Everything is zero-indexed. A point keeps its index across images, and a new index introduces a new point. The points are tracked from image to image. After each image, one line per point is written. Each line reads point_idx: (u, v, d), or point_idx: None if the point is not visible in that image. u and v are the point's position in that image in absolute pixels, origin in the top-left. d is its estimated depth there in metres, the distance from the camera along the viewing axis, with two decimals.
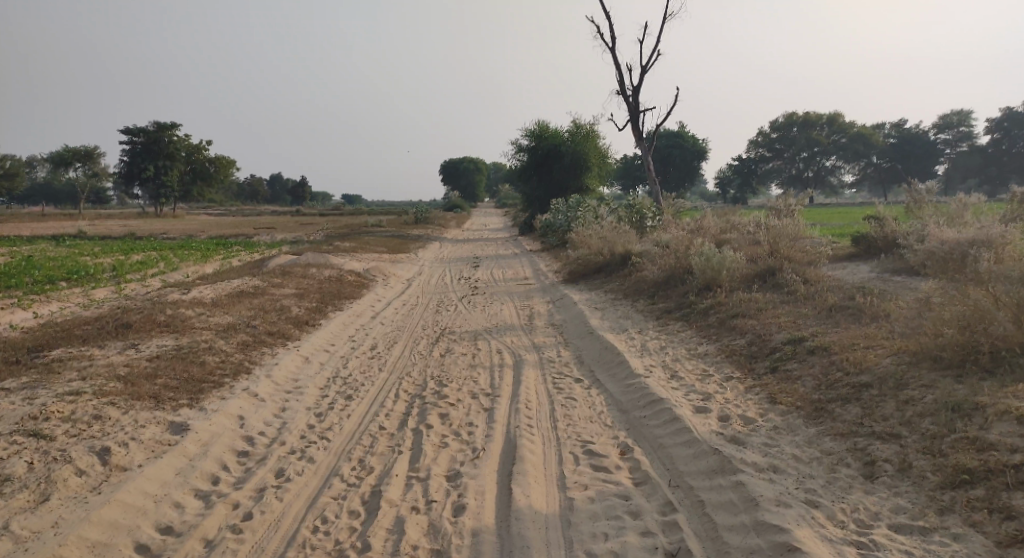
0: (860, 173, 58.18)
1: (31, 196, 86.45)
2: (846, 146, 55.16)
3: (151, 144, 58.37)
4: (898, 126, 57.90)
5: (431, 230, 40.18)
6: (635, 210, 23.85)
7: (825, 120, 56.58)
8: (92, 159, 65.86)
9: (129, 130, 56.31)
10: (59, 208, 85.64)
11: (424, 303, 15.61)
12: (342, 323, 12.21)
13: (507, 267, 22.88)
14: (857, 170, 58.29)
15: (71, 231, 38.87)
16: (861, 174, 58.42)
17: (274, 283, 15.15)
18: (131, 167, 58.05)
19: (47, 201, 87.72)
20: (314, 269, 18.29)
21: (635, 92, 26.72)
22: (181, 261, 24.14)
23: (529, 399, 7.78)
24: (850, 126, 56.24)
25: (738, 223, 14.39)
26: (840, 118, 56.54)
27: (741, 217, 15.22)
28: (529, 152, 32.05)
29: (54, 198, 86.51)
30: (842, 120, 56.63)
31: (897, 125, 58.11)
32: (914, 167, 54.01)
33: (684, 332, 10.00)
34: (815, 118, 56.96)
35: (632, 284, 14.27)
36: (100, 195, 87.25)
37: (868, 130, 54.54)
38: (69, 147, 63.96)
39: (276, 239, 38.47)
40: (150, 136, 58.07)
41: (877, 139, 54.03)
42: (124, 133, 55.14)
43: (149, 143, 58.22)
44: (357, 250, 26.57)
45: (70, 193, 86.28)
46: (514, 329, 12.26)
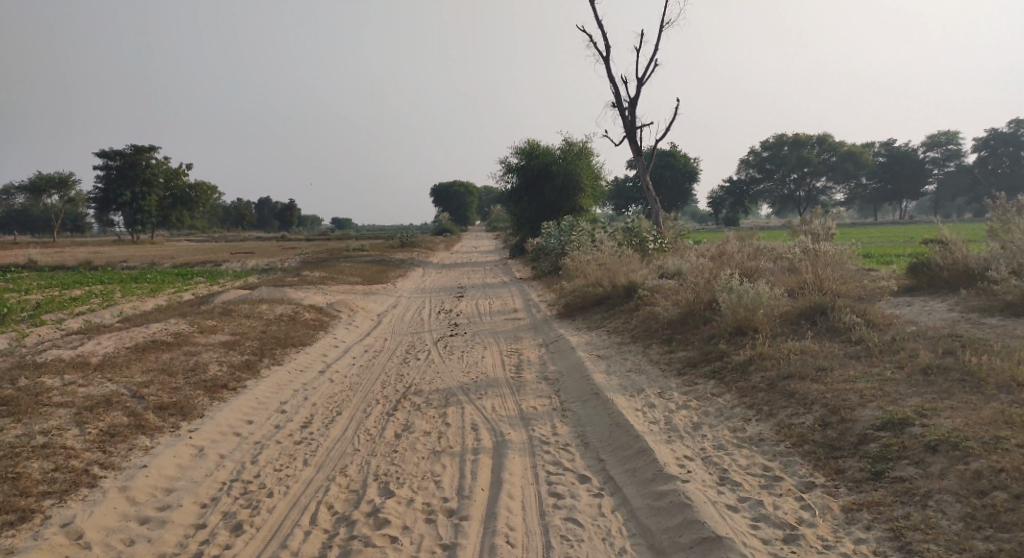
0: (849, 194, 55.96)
1: (11, 221, 83.56)
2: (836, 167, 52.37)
3: (127, 168, 55.55)
4: (888, 146, 56.09)
5: (415, 255, 37.63)
6: (634, 233, 21.60)
7: (815, 140, 53.41)
8: (67, 184, 63.11)
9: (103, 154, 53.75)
10: (39, 235, 82.84)
11: (391, 348, 13.05)
12: (275, 379, 10.01)
13: (494, 297, 20.42)
14: (847, 191, 55.79)
15: (25, 261, 36.16)
16: (851, 194, 55.97)
17: (207, 328, 12.59)
18: (106, 193, 55.27)
19: (25, 228, 85.09)
20: (264, 307, 15.67)
21: (631, 105, 24.62)
22: (126, 296, 21.50)
23: (515, 528, 5.33)
24: (841, 145, 53.45)
25: (767, 251, 11.98)
26: (829, 137, 53.74)
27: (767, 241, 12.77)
28: (517, 172, 29.75)
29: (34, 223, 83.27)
30: (831, 139, 54.09)
31: (887, 145, 56.22)
32: (902, 189, 53.88)
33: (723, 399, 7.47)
34: (804, 138, 53.54)
35: (642, 325, 11.82)
36: (79, 221, 84.13)
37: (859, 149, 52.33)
38: (43, 173, 61.16)
39: (248, 266, 35.85)
40: (126, 160, 55.38)
41: (868, 158, 52.46)
42: (98, 157, 52.47)
43: (125, 167, 55.46)
44: (328, 279, 24.06)
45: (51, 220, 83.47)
46: (496, 386, 9.77)
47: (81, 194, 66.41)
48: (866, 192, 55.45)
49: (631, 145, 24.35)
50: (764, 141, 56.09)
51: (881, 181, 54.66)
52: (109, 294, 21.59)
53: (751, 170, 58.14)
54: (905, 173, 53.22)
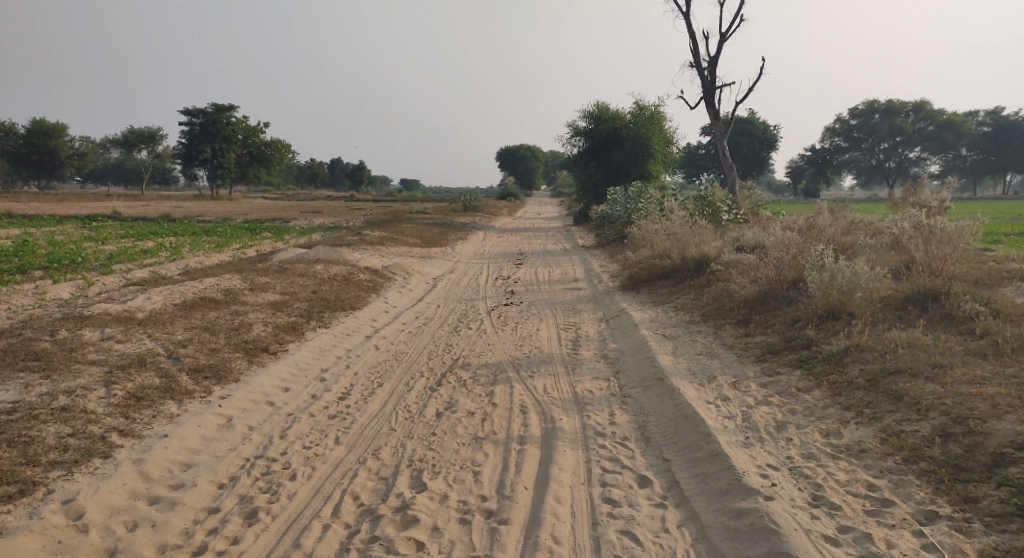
0: (945, 166, 52.34)
1: (102, 173, 87.07)
2: (934, 136, 49.50)
3: (209, 126, 56.75)
4: (994, 114, 52.46)
5: (478, 219, 37.03)
6: (707, 203, 20.40)
7: (911, 108, 50.80)
8: (156, 141, 64.99)
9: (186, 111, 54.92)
10: (126, 186, 86.21)
11: (443, 317, 12.41)
12: (317, 343, 9.26)
13: (555, 265, 19.60)
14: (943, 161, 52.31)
15: (104, 210, 37.17)
16: (947, 165, 52.51)
17: (259, 286, 12.15)
18: (190, 149, 56.66)
19: (114, 181, 88.57)
20: (318, 266, 15.25)
21: (710, 64, 23.14)
22: (190, 249, 21.54)
23: (577, 540, 4.71)
24: (939, 114, 50.13)
25: (863, 229, 10.79)
26: (927, 105, 50.88)
27: (862, 217, 11.53)
28: (585, 135, 28.56)
29: (124, 177, 86.55)
30: (929, 108, 51.04)
31: (992, 112, 52.55)
32: (1008, 160, 50.09)
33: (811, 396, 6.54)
34: (899, 106, 50.92)
35: (714, 304, 10.83)
36: (164, 176, 86.99)
37: (960, 117, 48.82)
38: (134, 128, 63.17)
39: (313, 224, 35.93)
40: (208, 118, 56.55)
41: (969, 127, 48.88)
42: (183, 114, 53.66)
43: (207, 125, 56.66)
44: (388, 241, 23.64)
45: (137, 173, 86.55)
46: (550, 363, 9.04)
47: (167, 149, 68.51)
48: (965, 163, 51.93)
49: (708, 109, 22.92)
50: (854, 108, 53.31)
51: (984, 152, 50.94)
52: (175, 248, 21.66)
53: (836, 138, 54.74)
54: (1015, 145, 49.39)
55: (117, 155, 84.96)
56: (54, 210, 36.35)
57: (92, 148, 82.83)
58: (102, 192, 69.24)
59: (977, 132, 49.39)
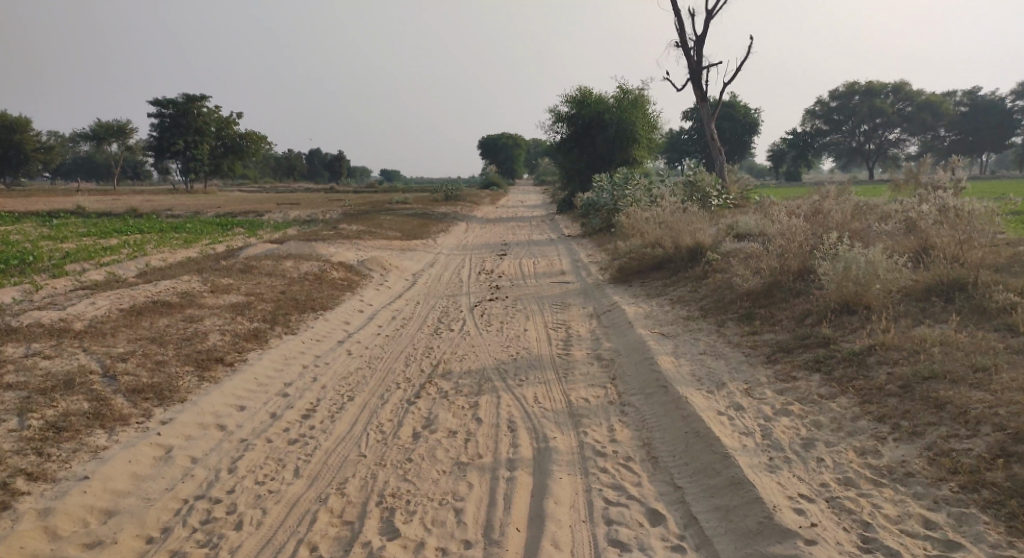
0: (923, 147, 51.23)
1: (74, 168, 84.78)
2: (913, 117, 49.32)
3: (180, 117, 55.23)
4: (971, 93, 52.24)
5: (460, 209, 36.09)
6: (696, 188, 19.70)
7: (890, 89, 50.08)
8: (127, 134, 63.25)
9: (153, 102, 53.24)
10: (99, 181, 84.28)
11: (422, 317, 11.53)
12: (281, 353, 8.34)
13: (540, 256, 18.80)
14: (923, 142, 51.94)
15: (71, 207, 35.85)
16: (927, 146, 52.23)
17: (219, 288, 11.22)
18: (160, 141, 55.03)
19: (86, 175, 86.58)
20: (288, 264, 14.28)
21: (697, 43, 22.38)
22: (155, 246, 20.48)
23: None
24: (918, 95, 49.94)
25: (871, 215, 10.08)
26: (905, 86, 50.59)
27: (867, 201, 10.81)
28: (567, 121, 27.71)
29: (96, 171, 84.37)
30: (907, 89, 50.77)
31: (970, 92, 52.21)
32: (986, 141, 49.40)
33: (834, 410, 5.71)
34: (878, 87, 50.58)
35: (714, 298, 10.07)
36: (138, 170, 85.04)
37: (938, 98, 48.61)
38: (102, 121, 61.40)
39: (290, 218, 34.90)
40: (178, 108, 54.93)
41: (948, 108, 48.57)
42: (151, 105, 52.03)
43: (177, 116, 55.06)
44: (366, 234, 22.73)
45: (110, 168, 84.51)
46: (540, 369, 8.26)
47: (139, 142, 66.74)
48: (943, 143, 51.03)
49: (696, 90, 22.18)
50: (833, 90, 52.70)
51: (961, 132, 50.12)
52: (141, 245, 20.61)
53: (818, 121, 54.53)
54: (992, 124, 48.90)
55: (89, 150, 82.96)
56: (19, 208, 34.98)
57: (61, 143, 80.44)
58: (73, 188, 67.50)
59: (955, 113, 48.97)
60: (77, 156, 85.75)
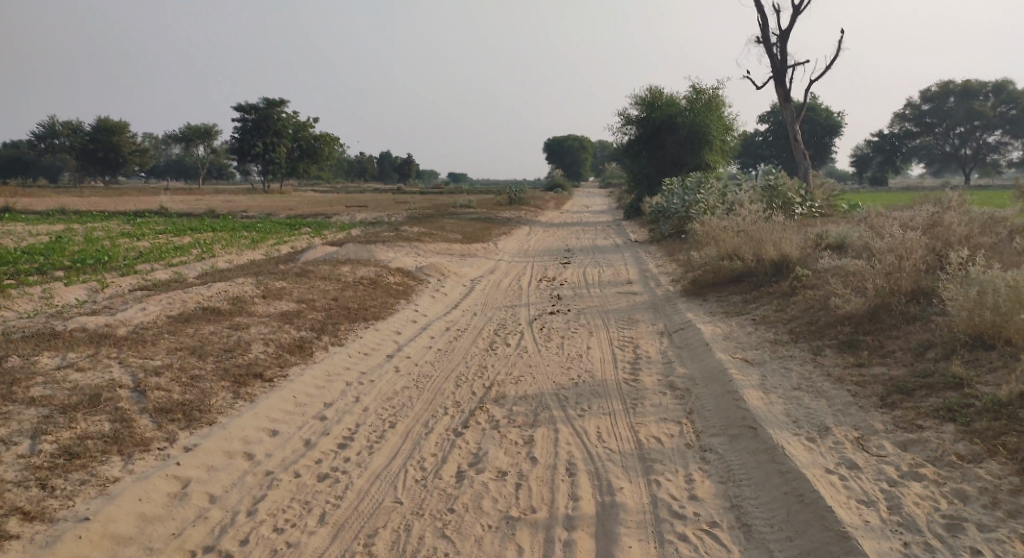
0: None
1: (162, 168, 87.91)
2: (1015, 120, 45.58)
3: (261, 121, 56.64)
4: None
5: (525, 213, 35.39)
6: (777, 193, 18.42)
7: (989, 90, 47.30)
8: (213, 136, 65.21)
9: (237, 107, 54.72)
10: (183, 180, 87.55)
11: (479, 329, 10.82)
12: (325, 368, 7.58)
13: (606, 264, 17.90)
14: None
15: (151, 205, 36.88)
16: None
17: (272, 292, 10.44)
18: (242, 143, 56.60)
19: (172, 175, 90.16)
20: (344, 267, 13.79)
21: (781, 40, 21.01)
22: (221, 245, 20.49)
23: None
24: (1020, 97, 46.60)
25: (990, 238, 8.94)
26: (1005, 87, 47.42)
27: (983, 218, 9.59)
28: (637, 123, 26.61)
29: (180, 170, 87.40)
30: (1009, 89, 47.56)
31: None
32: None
33: (968, 482, 4.80)
34: (975, 88, 47.83)
35: (805, 322, 9.07)
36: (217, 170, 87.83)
37: None
38: (192, 124, 63.45)
39: (357, 218, 35.00)
40: (259, 112, 56.36)
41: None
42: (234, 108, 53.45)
43: (259, 120, 56.49)
44: (429, 237, 22.26)
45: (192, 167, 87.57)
46: (605, 397, 7.45)
47: (219, 143, 68.74)
48: None
49: (778, 89, 20.82)
50: (925, 91, 49.95)
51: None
52: (208, 244, 20.67)
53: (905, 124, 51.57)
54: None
55: (174, 150, 86.21)
56: (102, 204, 36.15)
57: (147, 144, 83.57)
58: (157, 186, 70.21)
59: None
60: (164, 156, 89.45)
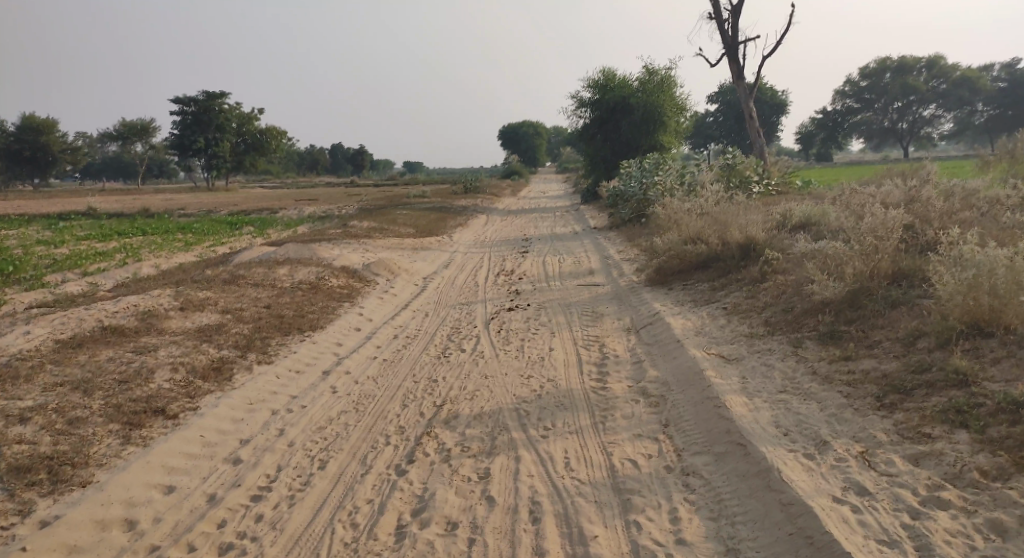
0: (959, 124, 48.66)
1: (105, 169, 84.29)
2: (948, 94, 46.68)
3: (202, 114, 54.20)
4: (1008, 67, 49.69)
5: (481, 202, 34.38)
6: (736, 172, 17.80)
7: (923, 64, 47.78)
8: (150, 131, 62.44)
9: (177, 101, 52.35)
10: (128, 181, 84.27)
11: (429, 334, 9.83)
12: (243, 394, 6.55)
13: (565, 252, 17.04)
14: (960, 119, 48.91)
15: (85, 208, 34.83)
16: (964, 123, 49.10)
17: (192, 304, 9.29)
18: (182, 139, 54.02)
19: (115, 176, 86.66)
20: (280, 270, 12.61)
21: (732, 15, 20.35)
22: (153, 249, 19.01)
23: None
24: (953, 70, 47.39)
25: (975, 214, 8.28)
26: (940, 61, 47.87)
27: (962, 193, 8.95)
28: (590, 105, 25.77)
29: (123, 170, 83.87)
30: (943, 62, 48.11)
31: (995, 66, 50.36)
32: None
33: (1004, 509, 4.03)
34: (910, 63, 47.97)
35: (782, 312, 8.31)
36: (164, 169, 84.77)
37: (974, 72, 45.90)
38: (127, 121, 60.53)
39: (307, 214, 33.58)
40: (200, 106, 53.91)
41: (985, 82, 45.18)
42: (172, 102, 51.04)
43: (199, 113, 54.02)
44: (378, 231, 21.12)
45: (135, 168, 84.10)
46: (568, 411, 6.56)
47: (162, 141, 65.93)
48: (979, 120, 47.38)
49: (732, 66, 20.16)
50: (864, 67, 50.08)
51: (1001, 106, 45.66)
52: (138, 248, 19.17)
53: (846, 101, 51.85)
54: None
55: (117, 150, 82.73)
56: (31, 209, 34.01)
57: (86, 144, 79.80)
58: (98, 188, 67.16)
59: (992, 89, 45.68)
60: (105, 156, 85.83)
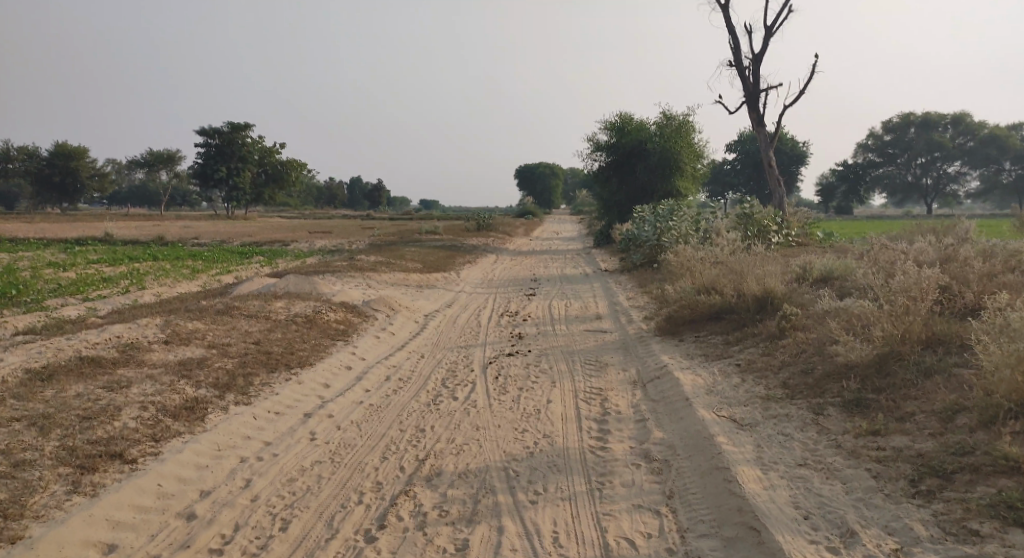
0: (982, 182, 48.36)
1: (125, 196, 85.15)
2: (975, 151, 46.45)
3: (226, 146, 54.73)
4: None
5: (492, 240, 34.00)
6: (753, 221, 17.35)
7: (950, 120, 47.70)
8: (176, 162, 62.90)
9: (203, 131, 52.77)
10: (147, 207, 84.93)
11: (424, 377, 9.28)
12: (213, 438, 5.96)
13: (575, 296, 16.53)
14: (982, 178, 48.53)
15: (97, 231, 34.67)
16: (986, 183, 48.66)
17: (175, 335, 8.80)
18: (205, 168, 54.37)
19: (133, 202, 87.37)
20: (277, 303, 12.14)
21: (753, 63, 20.12)
22: (156, 275, 18.62)
23: None
24: (979, 128, 47.36)
25: (1014, 277, 7.76)
26: (966, 118, 47.82)
27: (997, 256, 8.44)
28: (607, 148, 25.47)
29: (143, 197, 84.63)
30: (968, 120, 48.04)
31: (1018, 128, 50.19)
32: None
33: None
34: (935, 119, 48.04)
35: (801, 372, 7.74)
36: (182, 197, 85.55)
37: (1001, 130, 45.67)
38: (152, 149, 61.15)
39: (316, 246, 33.27)
40: (224, 137, 54.36)
41: (1015, 141, 45.06)
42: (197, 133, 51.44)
43: (222, 145, 54.46)
44: (385, 266, 20.68)
45: (153, 194, 84.65)
46: (567, 475, 5.99)
47: (183, 169, 66.36)
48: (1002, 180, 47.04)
49: (752, 115, 19.86)
50: (887, 122, 49.98)
51: None
52: (139, 274, 18.77)
53: (868, 154, 51.56)
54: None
55: (139, 176, 83.47)
56: (43, 231, 33.86)
57: (109, 170, 80.63)
58: (115, 212, 67.49)
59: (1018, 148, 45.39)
60: (127, 182, 86.69)
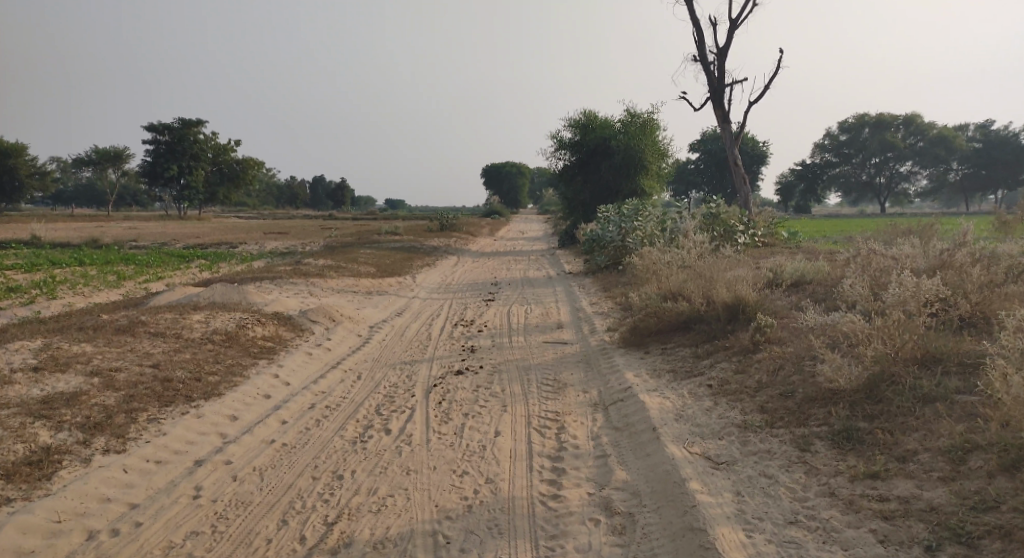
0: (934, 181, 48.74)
1: (75, 196, 81.98)
2: (925, 152, 46.57)
3: (176, 144, 52.06)
4: (984, 128, 48.96)
5: (455, 242, 32.76)
6: (720, 221, 16.46)
7: (901, 121, 47.42)
8: (124, 159, 60.34)
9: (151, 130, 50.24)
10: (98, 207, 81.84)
11: (355, 404, 8.06)
12: (51, 506, 4.95)
13: (534, 301, 15.44)
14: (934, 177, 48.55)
15: (32, 234, 32.65)
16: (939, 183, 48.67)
17: (53, 362, 7.47)
18: (154, 167, 51.83)
19: (84, 202, 84.12)
20: (195, 316, 10.80)
21: (719, 58, 19.31)
22: (80, 283, 17.06)
23: None
24: (930, 128, 47.18)
25: (1017, 287, 6.85)
26: (917, 119, 47.46)
27: (993, 263, 7.52)
28: (570, 146, 24.44)
29: (94, 198, 81.58)
30: (920, 121, 47.58)
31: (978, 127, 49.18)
32: (999, 176, 44.17)
33: None
34: (888, 120, 47.62)
35: (784, 396, 6.69)
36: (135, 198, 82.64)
37: (950, 132, 45.63)
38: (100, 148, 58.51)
39: (267, 249, 31.66)
40: (174, 134, 51.94)
41: (961, 141, 45.11)
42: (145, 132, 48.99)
43: (173, 143, 51.97)
44: (335, 271, 19.37)
45: (105, 195, 81.54)
46: (505, 543, 4.89)
47: (133, 169, 63.68)
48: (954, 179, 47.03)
49: (716, 111, 18.99)
50: (843, 122, 49.85)
51: (974, 167, 45.42)
52: (62, 282, 17.16)
53: (825, 154, 51.47)
54: (1006, 160, 43.46)
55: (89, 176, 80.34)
56: None
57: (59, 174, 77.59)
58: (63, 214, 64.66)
59: (967, 149, 45.19)
60: (77, 182, 83.50)
